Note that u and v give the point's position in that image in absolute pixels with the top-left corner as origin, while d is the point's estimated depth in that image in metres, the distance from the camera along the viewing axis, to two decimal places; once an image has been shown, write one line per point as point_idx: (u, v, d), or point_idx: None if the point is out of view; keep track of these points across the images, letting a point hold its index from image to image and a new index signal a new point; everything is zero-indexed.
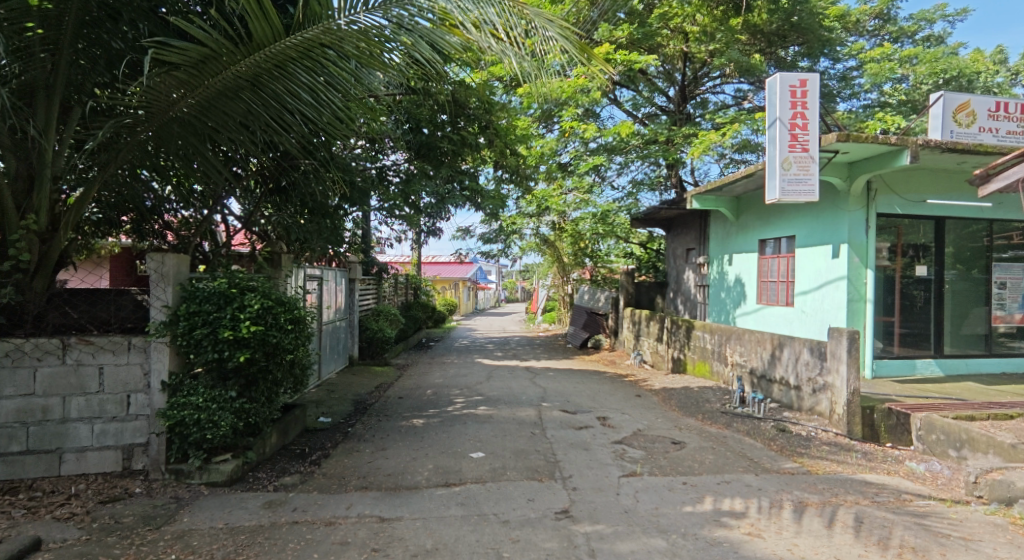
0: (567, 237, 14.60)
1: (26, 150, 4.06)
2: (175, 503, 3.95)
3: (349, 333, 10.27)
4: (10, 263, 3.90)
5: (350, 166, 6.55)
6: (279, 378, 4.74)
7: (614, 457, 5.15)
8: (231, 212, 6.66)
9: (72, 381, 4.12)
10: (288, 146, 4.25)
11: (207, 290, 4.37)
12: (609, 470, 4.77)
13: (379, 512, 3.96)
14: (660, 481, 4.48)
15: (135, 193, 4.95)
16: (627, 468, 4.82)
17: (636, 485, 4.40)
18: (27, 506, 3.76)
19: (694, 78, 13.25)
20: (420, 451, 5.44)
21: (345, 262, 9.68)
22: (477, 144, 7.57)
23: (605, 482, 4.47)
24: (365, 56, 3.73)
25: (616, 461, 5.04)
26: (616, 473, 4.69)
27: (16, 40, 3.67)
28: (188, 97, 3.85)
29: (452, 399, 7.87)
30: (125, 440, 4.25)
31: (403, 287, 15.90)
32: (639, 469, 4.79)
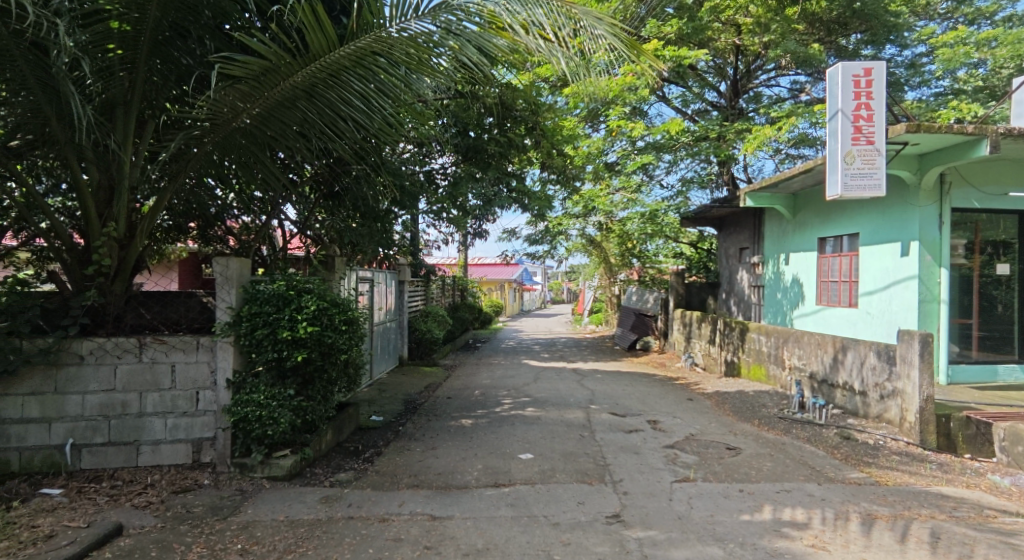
0: (614, 237, 14.48)
1: (106, 162, 4.33)
2: (240, 495, 4.12)
3: (399, 334, 10.48)
4: (94, 267, 4.19)
5: (400, 170, 6.70)
6: (334, 377, 4.89)
7: (666, 461, 5.07)
8: (288, 218, 6.93)
9: (148, 377, 4.35)
10: (342, 152, 4.38)
11: (267, 292, 4.55)
12: (661, 475, 4.69)
13: (431, 510, 4.02)
14: (715, 487, 4.37)
15: (201, 200, 5.20)
16: (681, 474, 4.73)
17: (690, 491, 4.32)
18: (110, 494, 4.01)
19: (747, 72, 12.92)
20: (470, 451, 5.49)
21: (395, 264, 9.90)
22: (523, 145, 7.58)
23: (657, 487, 4.40)
24: (416, 62, 3.81)
25: (668, 466, 4.95)
26: (669, 478, 4.61)
27: (99, 60, 3.90)
28: (249, 109, 4.02)
29: (500, 399, 7.92)
30: (195, 435, 4.45)
31: (450, 289, 16.11)
32: (692, 475, 4.69)
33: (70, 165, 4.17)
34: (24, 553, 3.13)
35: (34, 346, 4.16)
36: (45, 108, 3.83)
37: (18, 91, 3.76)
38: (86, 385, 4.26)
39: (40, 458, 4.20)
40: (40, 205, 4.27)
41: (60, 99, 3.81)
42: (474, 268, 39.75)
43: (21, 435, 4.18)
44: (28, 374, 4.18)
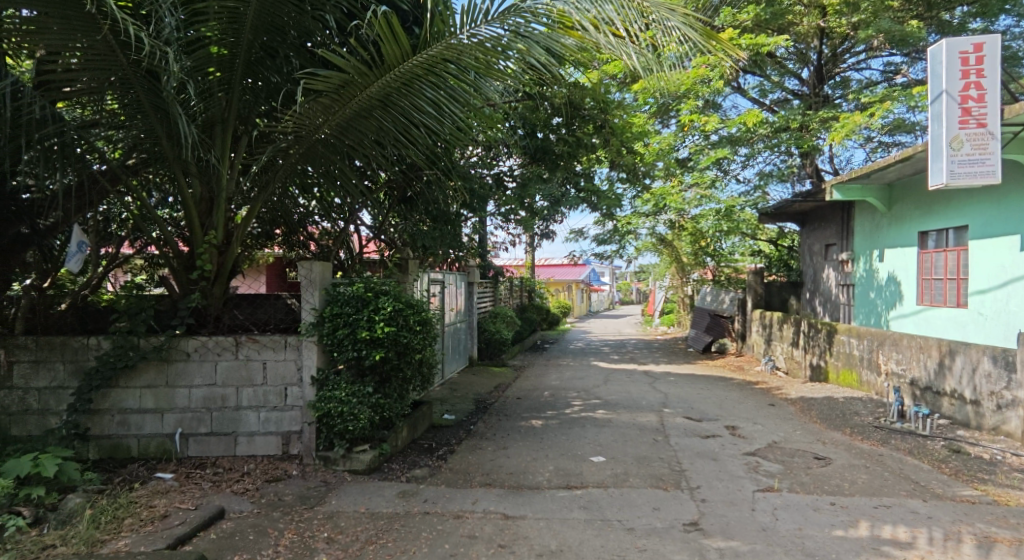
0: (686, 235, 14.08)
1: (207, 176, 4.65)
2: (325, 487, 4.31)
3: (468, 334, 10.63)
4: (198, 272, 4.52)
5: (469, 174, 6.79)
6: (409, 375, 5.04)
7: (748, 470, 4.85)
8: (363, 223, 7.18)
9: (243, 373, 4.63)
10: (416, 158, 4.50)
11: (347, 294, 4.73)
12: (742, 484, 4.50)
13: (504, 509, 4.05)
14: (803, 499, 4.14)
15: (285, 209, 5.48)
16: (763, 483, 4.51)
17: (774, 501, 4.11)
18: (212, 480, 4.30)
19: (832, 56, 12.20)
20: (541, 451, 5.48)
21: (464, 265, 10.06)
22: (591, 145, 7.47)
23: (738, 496, 4.22)
24: (484, 66, 3.83)
25: (749, 474, 4.75)
26: (751, 487, 4.41)
27: (200, 83, 4.18)
28: (330, 120, 4.20)
29: (570, 401, 7.87)
30: (284, 428, 4.69)
31: (518, 290, 16.19)
32: (777, 485, 4.46)
33: (177, 180, 4.51)
34: (143, 530, 3.42)
35: (147, 344, 4.53)
36: (157, 129, 4.16)
37: (134, 115, 4.10)
38: (190, 380, 4.60)
39: (155, 445, 4.57)
40: (153, 216, 4.65)
41: (170, 121, 4.11)
42: (541, 268, 39.85)
43: (138, 424, 4.56)
44: (142, 369, 4.56)
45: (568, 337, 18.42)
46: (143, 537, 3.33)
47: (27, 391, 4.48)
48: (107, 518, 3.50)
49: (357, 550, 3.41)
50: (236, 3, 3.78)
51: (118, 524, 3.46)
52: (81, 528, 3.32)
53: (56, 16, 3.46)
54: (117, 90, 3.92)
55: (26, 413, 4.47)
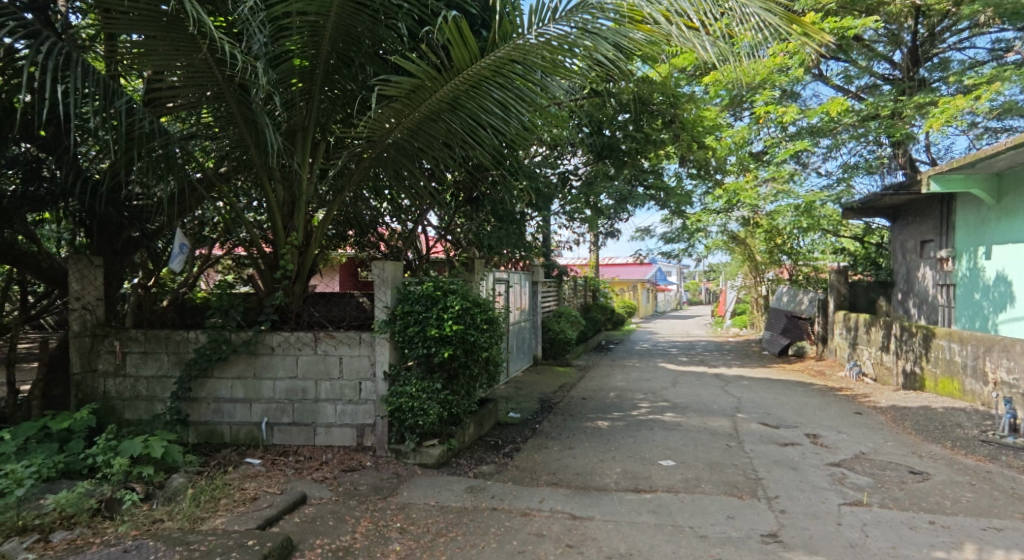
0: (761, 231, 13.55)
1: (289, 181, 4.93)
2: (396, 478, 4.47)
3: (532, 334, 10.67)
4: (281, 272, 4.81)
5: (534, 173, 6.83)
6: (476, 373, 5.14)
7: (832, 481, 4.62)
8: (430, 224, 7.38)
9: (321, 367, 4.86)
10: (483, 158, 4.59)
11: (417, 293, 4.87)
12: (826, 496, 4.29)
13: (571, 509, 4.05)
14: (896, 516, 3.91)
15: (358, 212, 5.73)
16: (850, 496, 4.29)
17: (863, 516, 3.90)
18: (295, 466, 4.55)
19: (930, 36, 11.40)
20: (607, 453, 5.44)
21: (529, 264, 10.12)
22: (660, 140, 7.29)
23: (822, 509, 4.03)
24: (550, 65, 3.85)
25: (833, 486, 4.52)
26: (836, 500, 4.20)
27: (285, 93, 4.44)
28: (401, 124, 4.35)
29: (637, 403, 7.74)
30: (359, 420, 4.88)
31: (583, 290, 16.06)
32: (865, 499, 4.22)
33: (263, 185, 4.81)
34: (237, 510, 3.67)
35: (237, 339, 4.84)
36: (247, 138, 4.45)
37: (226, 127, 4.41)
38: (275, 372, 4.88)
39: (244, 432, 4.89)
40: (242, 220, 5.00)
41: (258, 130, 4.39)
42: (606, 267, 39.36)
43: (229, 412, 4.90)
44: (233, 361, 4.88)
45: (634, 338, 18.13)
46: (237, 516, 3.57)
47: (137, 378, 4.90)
48: (206, 497, 3.77)
49: (429, 541, 3.52)
50: (316, 17, 3.98)
51: (215, 503, 3.73)
52: (185, 505, 3.60)
53: (164, 38, 3.78)
54: (213, 103, 4.23)
55: (136, 398, 4.90)
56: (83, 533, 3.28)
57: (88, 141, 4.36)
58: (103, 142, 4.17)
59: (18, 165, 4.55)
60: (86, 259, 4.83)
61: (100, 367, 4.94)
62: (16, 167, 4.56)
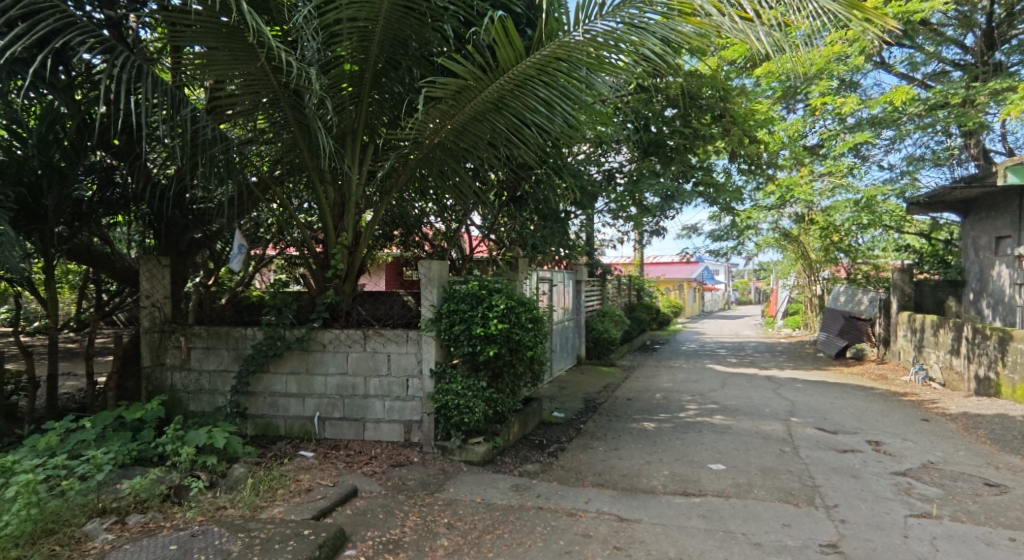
0: (816, 228, 13.11)
1: (339, 183, 5.07)
2: (443, 474, 4.53)
3: (576, 333, 10.60)
4: (332, 271, 4.95)
5: (579, 172, 6.79)
6: (521, 371, 5.17)
7: (897, 491, 4.42)
8: (473, 223, 7.44)
9: (370, 364, 4.97)
10: (528, 158, 4.60)
11: (462, 292, 4.91)
12: (891, 507, 4.11)
13: (618, 511, 4.02)
14: (968, 530, 3.70)
15: (403, 213, 5.82)
16: (917, 508, 4.09)
17: (932, 530, 3.71)
18: (346, 460, 4.67)
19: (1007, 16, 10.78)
20: (655, 455, 5.37)
21: (573, 263, 10.08)
22: (710, 135, 7.10)
23: (886, 521, 3.86)
24: (596, 62, 3.81)
25: (898, 496, 4.32)
26: (901, 511, 4.02)
27: (335, 98, 4.56)
28: (447, 125, 4.41)
29: (684, 405, 7.59)
30: (406, 416, 4.97)
31: (627, 289, 15.86)
32: (934, 511, 4.02)
33: (315, 187, 4.97)
34: (293, 500, 3.80)
35: (291, 335, 5.01)
36: (300, 142, 4.61)
37: (280, 132, 4.56)
38: (326, 368, 5.03)
39: (297, 425, 5.06)
40: (295, 221, 5.17)
41: (310, 134, 4.53)
42: (650, 266, 38.72)
43: (285, 406, 5.08)
44: (287, 357, 5.05)
45: (680, 338, 17.79)
46: (293, 506, 3.70)
47: (201, 372, 5.14)
48: (264, 487, 3.92)
49: (475, 538, 3.55)
50: (365, 23, 4.07)
51: (273, 493, 3.88)
52: (245, 494, 3.75)
53: (224, 48, 3.94)
54: (268, 110, 4.39)
55: (200, 391, 5.14)
56: (154, 517, 3.47)
57: (155, 149, 4.60)
58: (168, 149, 4.39)
59: (96, 173, 4.80)
60: (156, 259, 5.13)
61: (167, 361, 5.20)
62: (93, 175, 4.80)
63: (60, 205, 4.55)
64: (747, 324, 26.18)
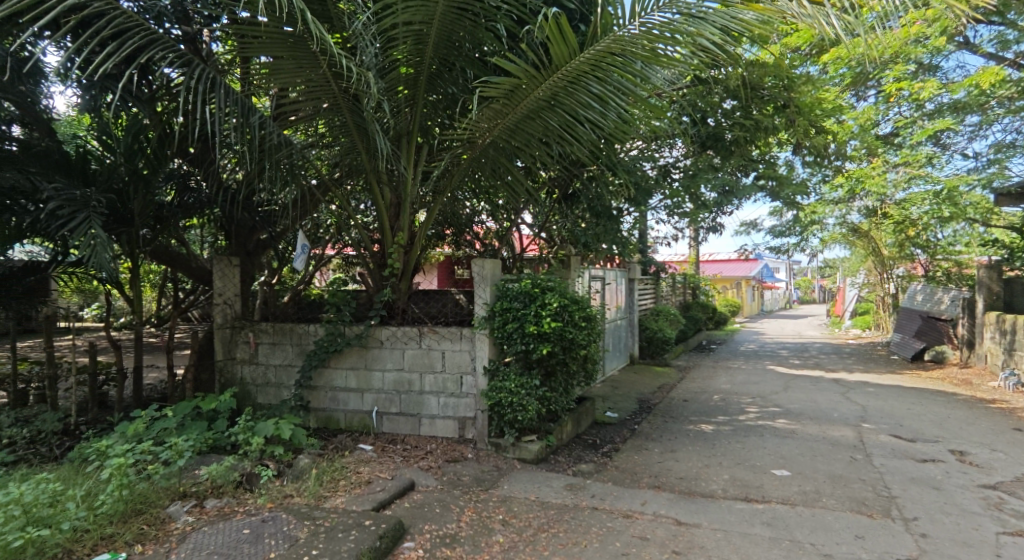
0: (888, 223, 12.41)
1: (395, 183, 5.20)
2: (497, 471, 4.58)
3: (629, 332, 10.45)
4: (389, 270, 5.08)
5: (633, 168, 6.70)
6: (574, 370, 5.16)
7: (985, 506, 4.15)
8: (525, 222, 7.45)
9: (425, 361, 5.07)
10: (581, 155, 4.59)
11: (516, 290, 4.93)
12: (979, 522, 3.86)
13: (676, 514, 3.95)
14: None
15: (455, 212, 5.90)
16: (1009, 525, 3.83)
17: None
18: (403, 454, 4.78)
19: None
20: (714, 458, 5.23)
21: (626, 261, 9.95)
22: (773, 127, 6.85)
23: (973, 537, 3.63)
24: (651, 55, 3.75)
25: (987, 512, 4.05)
26: (991, 528, 3.77)
27: (393, 100, 4.68)
28: (500, 124, 4.46)
29: (744, 407, 7.36)
30: (461, 413, 5.03)
31: (683, 287, 15.53)
32: None
33: (372, 188, 5.12)
34: (354, 492, 3.93)
35: (350, 332, 5.17)
36: (358, 144, 4.75)
37: (340, 135, 4.72)
38: (384, 364, 5.16)
39: (357, 419, 5.22)
40: (353, 222, 5.34)
41: (368, 137, 4.67)
42: (707, 264, 37.73)
43: (345, 401, 5.25)
44: (347, 353, 5.22)
45: (736, 338, 17.24)
46: (355, 497, 3.83)
47: (267, 366, 5.38)
48: (328, 478, 4.07)
49: (531, 535, 3.57)
50: (420, 26, 4.14)
51: (335, 484, 4.02)
52: (310, 484, 3.91)
53: (289, 57, 4.10)
54: (328, 115, 4.55)
55: (267, 384, 5.39)
56: (229, 502, 3.68)
57: (227, 155, 4.84)
58: (238, 154, 4.61)
59: (174, 179, 5.09)
60: (227, 259, 5.39)
61: (238, 356, 5.46)
62: (172, 181, 5.08)
63: (142, 210, 4.78)
64: (810, 324, 25.08)
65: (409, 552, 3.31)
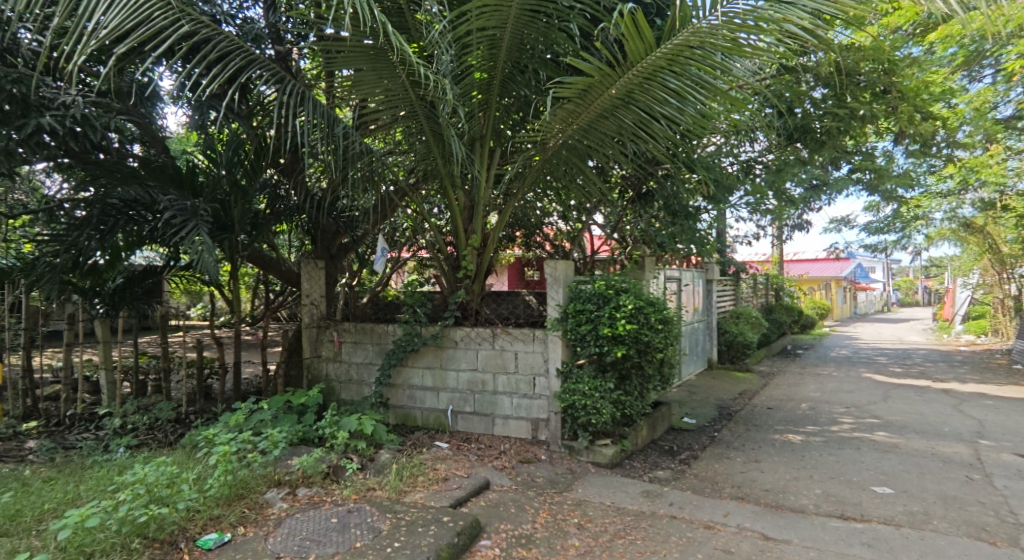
0: (1008, 217, 11.16)
1: (468, 187, 5.34)
2: (571, 474, 4.57)
3: (707, 336, 10.04)
4: (463, 272, 5.21)
5: (712, 164, 6.45)
6: (650, 374, 5.03)
7: None
8: (596, 222, 7.37)
9: (499, 361, 5.13)
10: (657, 153, 4.50)
11: (589, 292, 4.89)
12: None
13: (762, 528, 3.76)
14: None
15: (527, 213, 5.94)
16: None
17: None
18: (478, 453, 4.87)
19: None
20: (804, 471, 4.92)
21: (703, 261, 9.59)
22: (869, 116, 6.37)
23: None
24: (732, 46, 3.57)
25: None
26: None
27: (467, 105, 4.79)
28: (573, 124, 4.45)
29: (837, 417, 6.86)
30: (534, 414, 5.05)
31: (765, 288, 14.74)
32: None
33: (447, 192, 5.27)
34: (432, 488, 4.05)
35: (427, 332, 5.35)
36: (433, 150, 4.91)
37: (416, 142, 4.90)
38: (458, 363, 5.28)
39: (433, 417, 5.38)
40: (429, 225, 5.54)
41: (444, 142, 4.83)
42: (795, 263, 35.72)
43: (422, 399, 5.43)
44: (423, 352, 5.40)
45: (827, 343, 16.14)
46: (432, 494, 3.95)
47: (350, 364, 5.67)
48: (407, 473, 4.22)
49: (607, 541, 3.53)
50: (494, 31, 4.20)
51: (414, 480, 4.15)
52: (391, 478, 4.07)
53: (371, 67, 4.30)
54: (406, 122, 4.73)
55: (350, 381, 5.68)
56: (318, 492, 3.91)
57: (312, 164, 5.16)
58: (324, 163, 4.89)
59: (267, 189, 5.47)
60: (313, 263, 5.77)
61: (323, 353, 5.79)
62: (265, 191, 5.46)
63: (241, 218, 5.17)
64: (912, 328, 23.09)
65: (485, 550, 3.37)
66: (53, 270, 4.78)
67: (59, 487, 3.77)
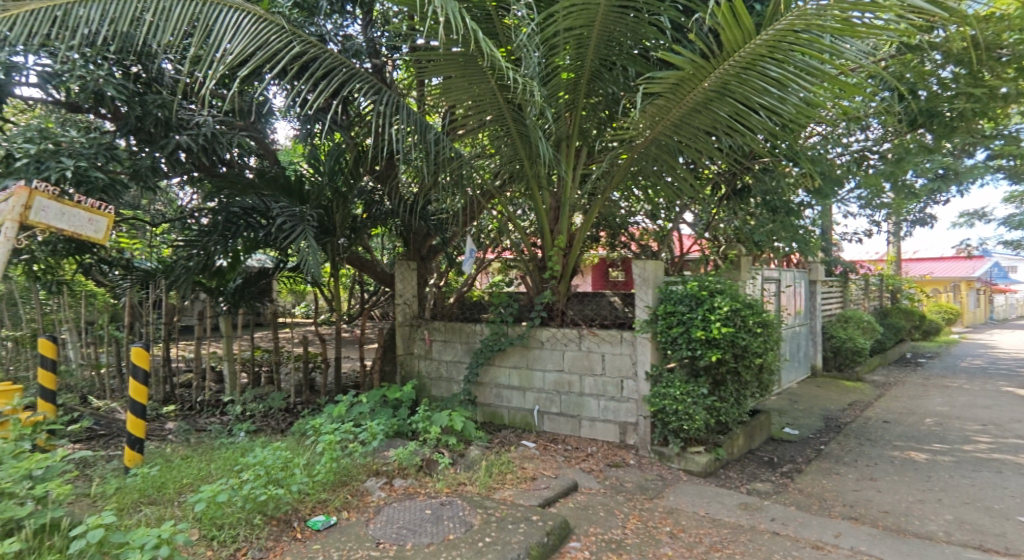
0: None
1: (554, 188, 5.36)
2: (661, 481, 4.42)
3: (810, 340, 9.34)
4: (549, 273, 5.22)
5: (817, 155, 5.99)
6: (747, 380, 4.75)
7: None
8: (685, 221, 7.11)
9: (585, 362, 5.09)
10: (754, 146, 4.25)
11: (680, 293, 4.74)
12: None
13: (880, 552, 3.42)
14: None
15: (613, 212, 5.84)
16: None
17: None
18: (565, 454, 4.85)
19: None
20: (931, 493, 4.42)
21: (805, 261, 8.95)
22: (1012, 94, 5.61)
23: None
24: (844, 26, 3.26)
25: None
26: None
27: (555, 105, 4.80)
28: (664, 120, 4.31)
29: (970, 435, 6.09)
30: (621, 418, 4.95)
31: (877, 290, 13.46)
32: None
33: (533, 194, 5.31)
34: (521, 486, 4.09)
35: (513, 332, 5.43)
36: (520, 151, 4.97)
37: (503, 146, 4.99)
38: (545, 364, 5.30)
39: (520, 416, 5.44)
40: (515, 227, 5.63)
41: (530, 144, 4.87)
42: (919, 263, 32.36)
43: (508, 398, 5.51)
44: (511, 352, 5.47)
45: (959, 351, 14.41)
46: (521, 492, 3.99)
47: (441, 361, 5.88)
48: (496, 470, 4.29)
49: (703, 553, 3.38)
50: (582, 30, 4.16)
51: (503, 477, 4.22)
52: (480, 474, 4.17)
53: (461, 74, 4.42)
54: (493, 126, 4.82)
55: (440, 378, 5.88)
56: (413, 483, 4.09)
57: (406, 171, 5.42)
58: (417, 168, 5.11)
59: (364, 194, 5.83)
60: (406, 263, 6.06)
61: (416, 351, 6.04)
62: (362, 196, 5.85)
63: (342, 222, 5.56)
64: None
65: (575, 552, 3.35)
66: (187, 272, 5.36)
67: (193, 464, 4.24)
